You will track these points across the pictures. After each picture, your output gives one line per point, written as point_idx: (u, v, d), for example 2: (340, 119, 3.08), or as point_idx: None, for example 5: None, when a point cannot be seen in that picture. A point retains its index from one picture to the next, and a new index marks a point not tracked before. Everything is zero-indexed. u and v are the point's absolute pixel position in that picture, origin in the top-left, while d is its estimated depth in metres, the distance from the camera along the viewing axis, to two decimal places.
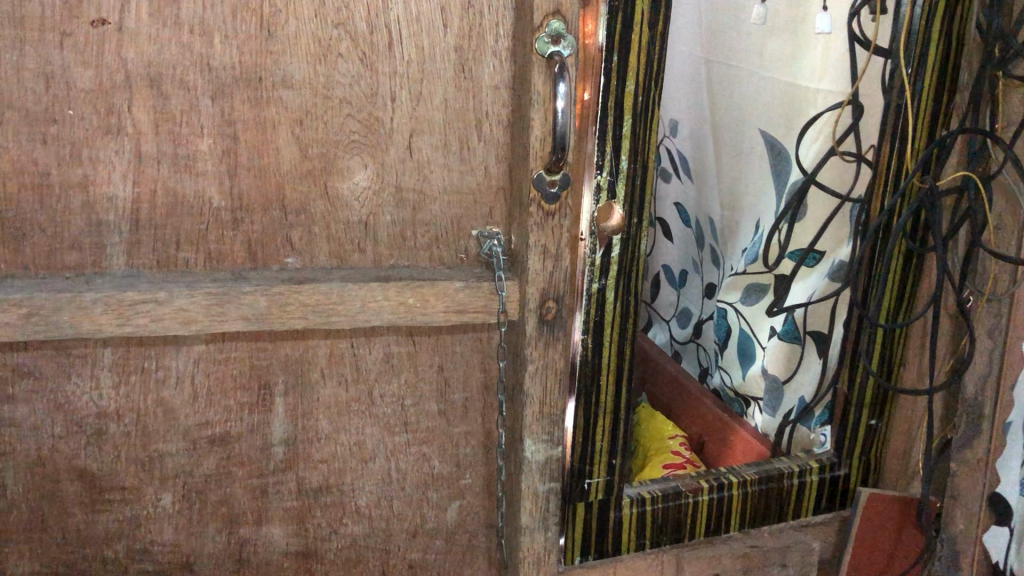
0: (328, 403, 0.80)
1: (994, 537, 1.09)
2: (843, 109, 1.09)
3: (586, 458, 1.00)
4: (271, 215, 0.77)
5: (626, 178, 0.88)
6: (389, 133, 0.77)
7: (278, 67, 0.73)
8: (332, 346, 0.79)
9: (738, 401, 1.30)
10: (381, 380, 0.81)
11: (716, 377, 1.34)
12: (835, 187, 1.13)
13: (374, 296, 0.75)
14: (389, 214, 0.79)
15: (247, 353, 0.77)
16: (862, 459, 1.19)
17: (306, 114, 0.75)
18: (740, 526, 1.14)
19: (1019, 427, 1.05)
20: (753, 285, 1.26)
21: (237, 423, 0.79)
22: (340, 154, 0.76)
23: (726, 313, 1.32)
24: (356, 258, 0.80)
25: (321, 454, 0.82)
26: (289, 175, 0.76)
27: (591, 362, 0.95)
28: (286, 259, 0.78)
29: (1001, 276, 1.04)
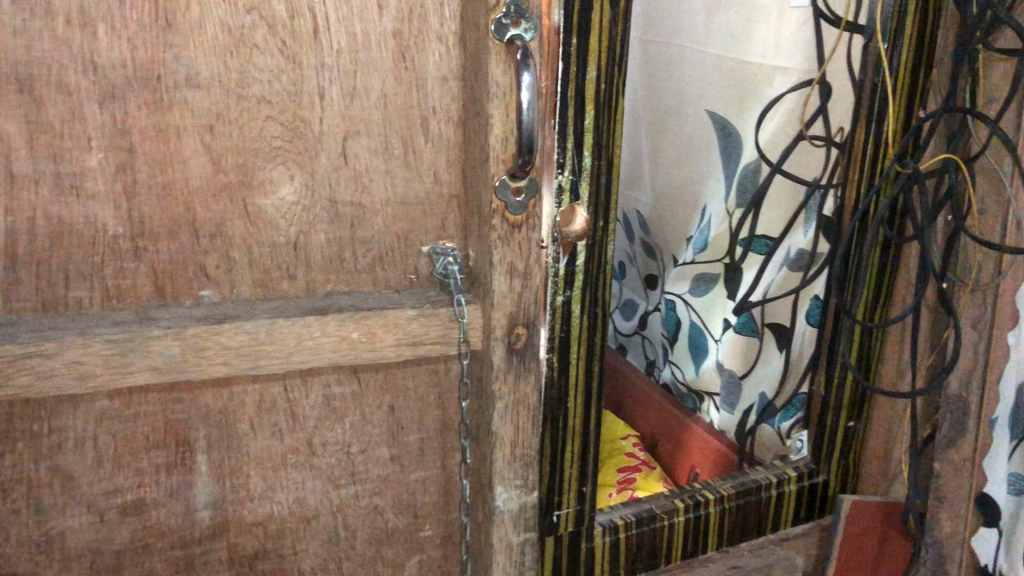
0: (260, 457, 0.69)
1: (982, 540, 1.03)
2: (812, 90, 1.04)
3: (555, 489, 0.89)
4: (181, 241, 0.64)
5: (589, 177, 0.78)
6: (318, 136, 0.65)
7: (181, 62, 0.60)
8: (262, 392, 0.68)
9: (690, 397, 1.40)
10: (322, 427, 0.70)
11: (666, 371, 1.45)
12: (801, 173, 1.09)
13: (311, 333, 0.64)
14: (322, 233, 0.67)
15: (160, 406, 0.65)
16: (841, 463, 1.12)
17: (217, 118, 0.62)
18: (719, 545, 1.06)
19: (1005, 423, 0.98)
20: (701, 276, 1.34)
21: (153, 488, 0.67)
22: (261, 164, 0.64)
23: (674, 305, 1.40)
24: (286, 286, 0.68)
25: (255, 517, 0.70)
26: (200, 192, 0.63)
27: (557, 383, 0.84)
28: (201, 292, 0.66)
29: (985, 265, 0.97)
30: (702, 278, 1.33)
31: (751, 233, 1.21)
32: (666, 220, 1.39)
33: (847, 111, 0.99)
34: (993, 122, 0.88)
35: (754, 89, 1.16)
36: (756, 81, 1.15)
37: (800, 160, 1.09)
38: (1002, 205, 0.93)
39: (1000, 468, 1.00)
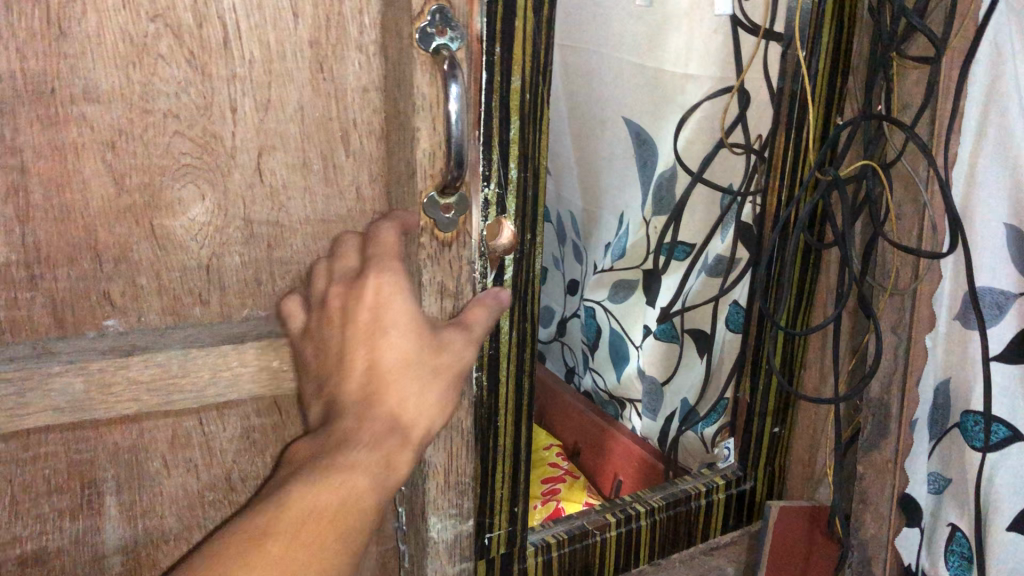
0: (174, 495, 0.66)
1: (904, 539, 1.09)
2: (731, 98, 1.04)
3: (486, 511, 0.87)
4: (81, 267, 0.59)
5: (515, 190, 0.75)
6: (230, 152, 0.61)
7: (77, 73, 0.55)
8: (175, 427, 0.64)
9: (612, 404, 1.39)
10: (241, 461, 0.68)
11: (586, 378, 1.43)
12: (720, 181, 1.10)
13: (228, 363, 0.62)
14: (237, 254, 0.64)
15: (62, 447, 0.61)
16: (767, 469, 1.13)
17: (119, 135, 0.58)
18: (649, 558, 1.05)
19: (925, 423, 1.04)
20: (620, 282, 1.35)
21: (57, 535, 0.62)
22: (167, 183, 0.60)
23: (594, 312, 1.40)
24: (198, 312, 0.64)
25: (171, 559, 0.68)
26: (102, 215, 0.59)
27: (487, 402, 0.81)
28: (105, 322, 0.61)
29: (902, 269, 0.98)
30: (621, 286, 1.35)
31: (675, 240, 1.22)
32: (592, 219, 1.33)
33: (767, 118, 0.99)
34: (910, 128, 0.88)
35: (670, 95, 1.16)
36: (671, 88, 1.15)
37: (722, 167, 1.09)
38: (918, 210, 0.94)
39: (921, 468, 1.05)
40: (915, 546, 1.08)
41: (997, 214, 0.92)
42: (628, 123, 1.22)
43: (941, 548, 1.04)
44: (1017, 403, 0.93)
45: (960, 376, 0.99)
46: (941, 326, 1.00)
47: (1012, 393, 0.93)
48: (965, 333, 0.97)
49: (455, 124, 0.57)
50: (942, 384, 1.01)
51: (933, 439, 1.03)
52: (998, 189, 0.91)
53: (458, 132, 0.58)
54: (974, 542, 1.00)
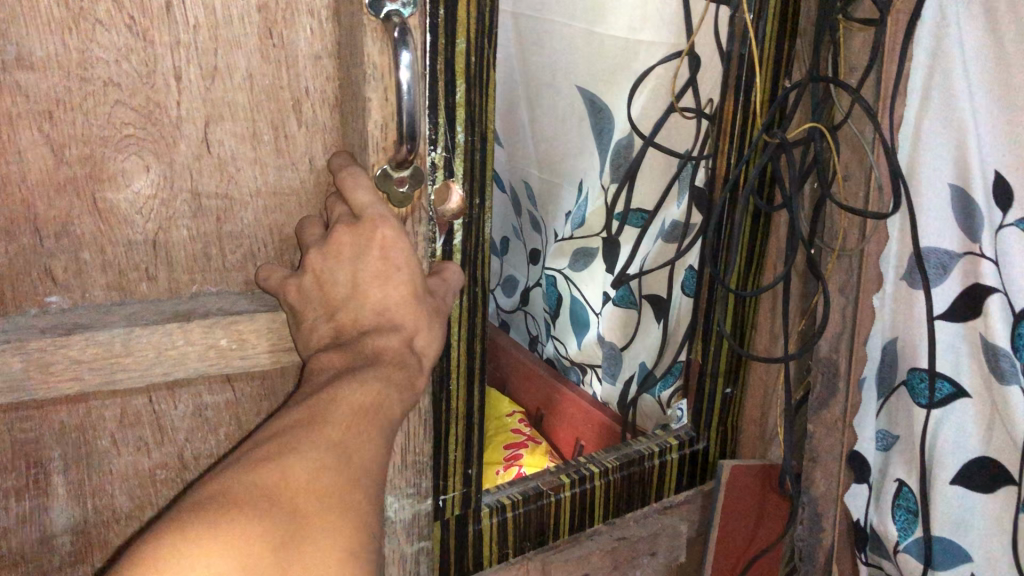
0: (125, 475, 0.66)
1: (853, 496, 1.10)
2: (682, 62, 1.04)
3: (439, 475, 0.87)
4: (20, 242, 0.57)
5: (464, 154, 0.74)
6: (175, 122, 0.60)
7: (10, 39, 0.53)
8: (124, 406, 0.64)
9: (574, 370, 1.42)
10: (193, 439, 0.68)
11: (548, 346, 1.48)
12: (673, 145, 1.09)
13: (173, 341, 0.62)
14: (185, 228, 0.63)
15: (4, 427, 0.60)
16: (719, 429, 1.14)
17: (58, 104, 0.55)
18: (604, 517, 1.07)
19: (873, 381, 1.05)
20: (579, 250, 1.38)
21: (3, 515, 0.63)
22: (109, 155, 0.58)
23: (556, 280, 1.45)
24: (145, 288, 0.63)
25: (123, 538, 0.68)
26: (40, 189, 0.57)
27: (439, 367, 0.81)
28: (48, 299, 0.59)
29: (851, 230, 0.98)
30: (580, 253, 1.37)
31: (628, 206, 1.23)
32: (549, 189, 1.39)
33: (716, 81, 0.98)
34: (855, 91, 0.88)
35: (624, 63, 1.15)
36: (624, 56, 1.14)
37: (672, 132, 1.09)
38: (865, 172, 0.95)
39: (870, 425, 1.07)
40: (864, 502, 1.09)
41: (942, 175, 0.93)
42: (582, 91, 1.25)
43: (889, 502, 1.06)
44: (961, 358, 0.95)
45: (907, 336, 1.00)
46: (888, 286, 1.01)
47: (957, 349, 0.95)
48: (911, 293, 0.98)
49: (406, 95, 0.57)
50: (888, 343, 1.03)
51: (881, 397, 1.05)
52: (942, 151, 0.92)
53: (409, 102, 0.57)
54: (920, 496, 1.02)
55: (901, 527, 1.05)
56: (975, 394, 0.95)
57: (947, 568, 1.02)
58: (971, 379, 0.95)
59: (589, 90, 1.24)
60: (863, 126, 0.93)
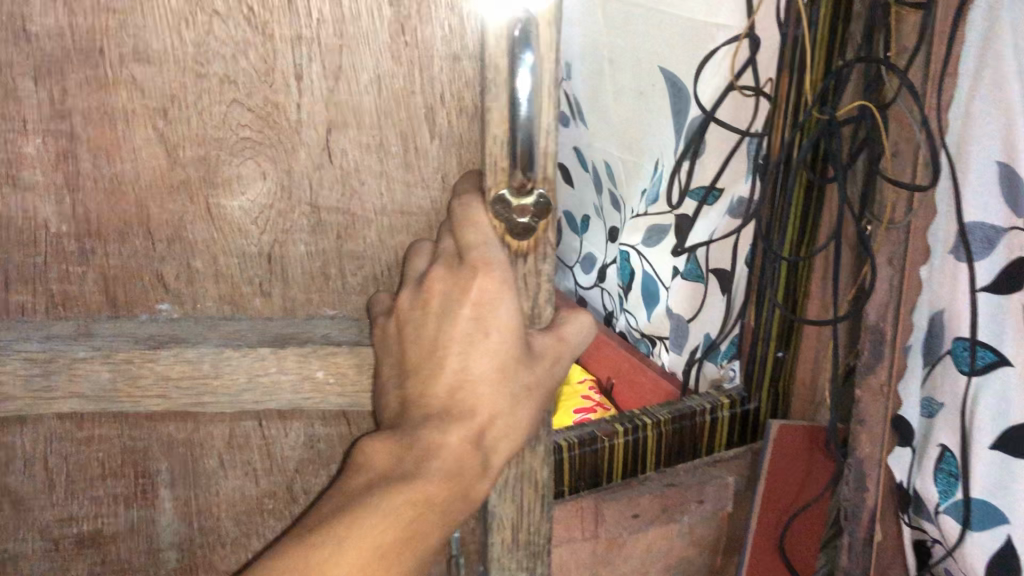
0: (230, 498, 0.67)
1: (897, 459, 1.11)
2: (738, 44, 1.09)
3: None
4: (132, 244, 0.59)
5: None
6: (295, 126, 0.57)
7: (127, 31, 0.53)
8: (233, 428, 0.65)
9: (644, 341, 1.51)
10: (305, 471, 0.67)
11: (621, 319, 1.60)
12: (736, 121, 1.15)
13: (266, 368, 0.61)
14: (302, 243, 0.61)
15: (115, 434, 0.64)
16: (771, 390, 1.22)
17: (172, 100, 0.56)
18: (656, 464, 1.24)
19: (918, 349, 1.05)
20: (652, 227, 1.40)
21: (113, 520, 0.66)
22: (225, 159, 0.58)
23: (628, 257, 1.51)
24: (258, 304, 0.62)
25: (226, 564, 0.69)
26: (152, 190, 0.58)
27: None
28: (159, 305, 0.61)
29: (898, 203, 0.95)
30: (652, 230, 1.40)
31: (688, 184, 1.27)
32: (625, 168, 1.47)
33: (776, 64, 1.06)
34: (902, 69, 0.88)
35: (697, 47, 1.19)
36: (700, 39, 1.18)
37: (733, 109, 1.14)
38: (915, 147, 0.92)
39: (914, 394, 1.06)
40: (907, 465, 1.10)
41: (990, 152, 0.89)
42: (663, 73, 1.28)
43: (930, 466, 1.06)
44: (1002, 330, 0.92)
45: (951, 307, 0.98)
46: (935, 258, 0.98)
47: (999, 322, 0.92)
48: (955, 267, 0.96)
49: (524, 105, 0.49)
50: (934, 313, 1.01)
51: (927, 365, 1.04)
52: (994, 127, 0.87)
53: (527, 115, 0.49)
54: (960, 462, 1.01)
55: (941, 490, 1.05)
56: (1016, 362, 0.92)
57: (984, 533, 1.01)
58: (1013, 351, 0.92)
59: (671, 73, 1.26)
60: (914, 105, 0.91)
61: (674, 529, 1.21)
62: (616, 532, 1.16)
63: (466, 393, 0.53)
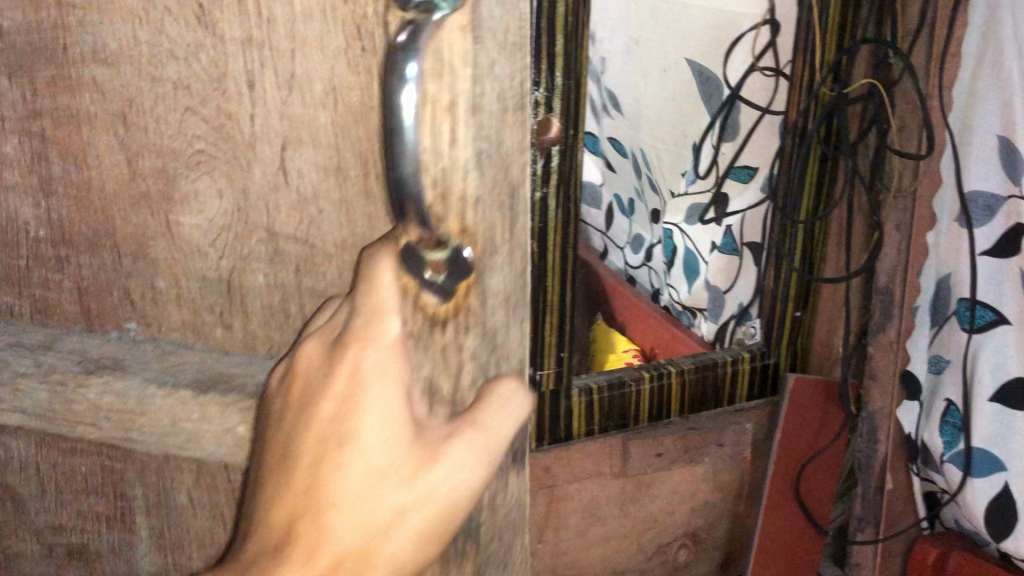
0: (200, 536, 0.64)
1: (906, 411, 1.16)
2: (760, 28, 1.11)
3: (534, 351, 1.09)
4: (101, 256, 0.58)
5: (562, 95, 0.97)
6: (249, 141, 0.51)
7: (86, 29, 0.51)
8: (201, 467, 0.61)
9: (684, 314, 1.33)
10: None
11: (665, 295, 1.36)
12: (759, 100, 1.16)
13: (182, 410, 0.58)
14: (262, 273, 0.55)
15: (94, 456, 0.64)
16: (790, 348, 1.23)
17: (129, 106, 0.52)
18: (679, 411, 1.23)
19: (927, 310, 1.11)
20: (693, 207, 1.31)
21: (95, 536, 0.68)
22: (181, 172, 0.53)
23: (669, 232, 1.37)
24: (220, 334, 0.58)
25: None
26: (118, 199, 0.56)
27: (537, 264, 1.05)
28: (126, 323, 0.60)
29: (906, 173, 1.02)
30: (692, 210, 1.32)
31: (712, 166, 1.26)
32: (668, 155, 1.31)
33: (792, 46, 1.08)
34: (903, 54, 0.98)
35: (727, 34, 1.16)
36: (726, 26, 1.16)
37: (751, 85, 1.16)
38: (920, 125, 1.01)
39: (922, 351, 1.12)
40: (915, 417, 1.15)
41: (991, 126, 1.00)
42: (691, 63, 1.23)
43: (938, 418, 1.14)
44: (1002, 287, 1.03)
45: (956, 270, 1.07)
46: (942, 226, 1.07)
47: (997, 280, 1.03)
48: (958, 234, 1.05)
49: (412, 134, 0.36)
50: (942, 277, 1.09)
51: (934, 326, 1.11)
52: (994, 103, 0.99)
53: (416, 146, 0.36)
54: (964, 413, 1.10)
55: (946, 441, 1.13)
56: (1014, 320, 1.02)
57: (983, 478, 1.10)
58: (1011, 306, 1.02)
59: (698, 62, 1.22)
60: (913, 84, 0.99)
61: (699, 471, 1.28)
62: (643, 470, 1.24)
63: (312, 519, 0.44)
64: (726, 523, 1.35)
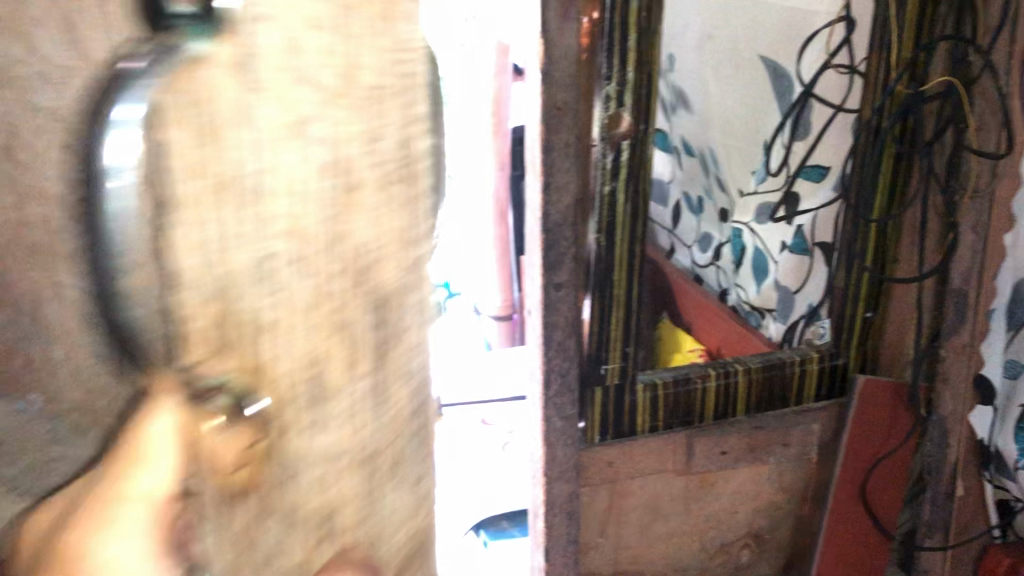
0: None
1: (979, 415, 1.18)
2: (834, 25, 1.16)
3: (598, 345, 1.14)
4: None
5: (632, 88, 1.03)
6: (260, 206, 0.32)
7: None
8: None
9: (753, 315, 1.32)
10: None
11: (732, 295, 1.33)
12: (829, 97, 1.20)
13: None
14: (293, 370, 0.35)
15: None
16: (860, 350, 1.27)
17: None
18: (746, 411, 1.26)
19: (1003, 314, 1.14)
20: (764, 205, 1.28)
21: None
22: None
23: (739, 233, 1.32)
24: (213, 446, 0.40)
25: None
26: None
27: (605, 256, 1.10)
28: None
29: (981, 173, 1.10)
30: (761, 208, 1.29)
31: (779, 161, 1.26)
32: (734, 154, 1.31)
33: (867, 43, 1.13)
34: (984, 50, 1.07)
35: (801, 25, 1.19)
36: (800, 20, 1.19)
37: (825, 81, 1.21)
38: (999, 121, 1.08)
39: (998, 355, 1.14)
40: (989, 422, 1.17)
41: None
42: (765, 59, 1.24)
43: (1012, 422, 1.14)
44: None
45: None
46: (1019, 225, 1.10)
47: None
48: None
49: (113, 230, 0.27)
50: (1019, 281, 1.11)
51: (1010, 330, 1.13)
52: None
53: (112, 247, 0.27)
54: None
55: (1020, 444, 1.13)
56: None
57: None
58: None
59: (771, 57, 1.23)
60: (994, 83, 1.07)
61: (764, 470, 1.31)
62: (707, 468, 1.27)
63: None
64: (790, 524, 1.37)
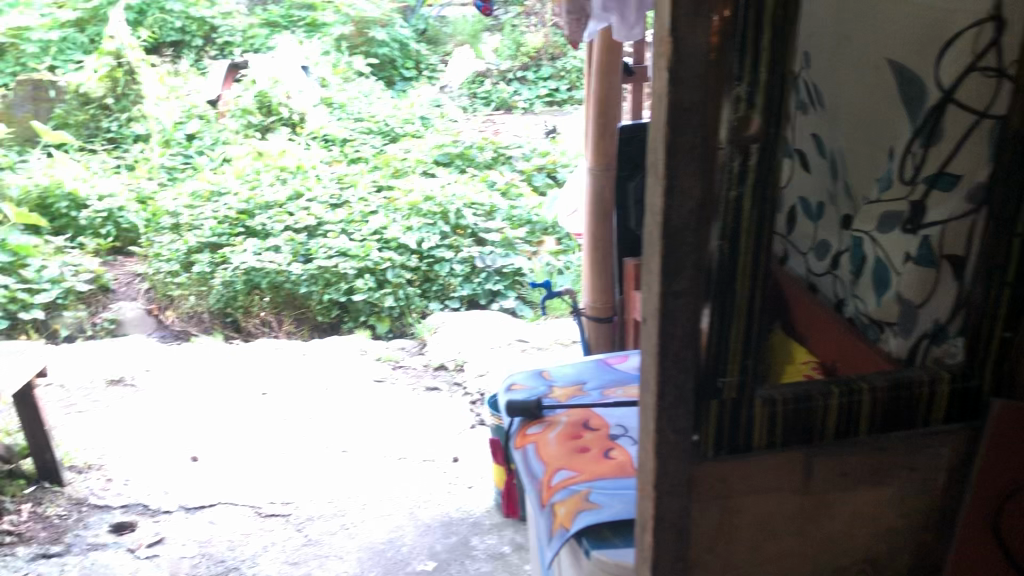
0: None
1: None
2: (982, 27, 1.16)
3: (716, 356, 1.11)
4: None
5: (763, 90, 1.01)
6: None
7: None
8: None
9: (871, 327, 1.44)
10: None
11: (850, 305, 1.50)
12: (974, 104, 1.19)
13: None
14: None
15: None
16: (996, 372, 1.20)
17: None
18: (869, 430, 1.20)
19: None
20: (887, 215, 1.38)
21: None
22: None
23: (862, 241, 1.45)
24: None
25: None
26: None
27: (726, 264, 1.08)
28: None
29: None
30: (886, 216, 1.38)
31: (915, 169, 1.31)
32: (862, 161, 1.44)
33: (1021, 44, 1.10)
34: None
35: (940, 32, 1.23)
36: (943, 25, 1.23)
37: (970, 91, 1.20)
38: None
39: None
40: None
41: None
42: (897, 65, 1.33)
43: None
44: None
45: None
46: None
47: None
48: None
49: None
50: None
51: None
52: None
53: None
54: None
55: None
56: None
57: None
58: None
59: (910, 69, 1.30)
60: None
61: (885, 494, 1.24)
62: (825, 489, 1.21)
63: None
64: (910, 551, 1.29)
